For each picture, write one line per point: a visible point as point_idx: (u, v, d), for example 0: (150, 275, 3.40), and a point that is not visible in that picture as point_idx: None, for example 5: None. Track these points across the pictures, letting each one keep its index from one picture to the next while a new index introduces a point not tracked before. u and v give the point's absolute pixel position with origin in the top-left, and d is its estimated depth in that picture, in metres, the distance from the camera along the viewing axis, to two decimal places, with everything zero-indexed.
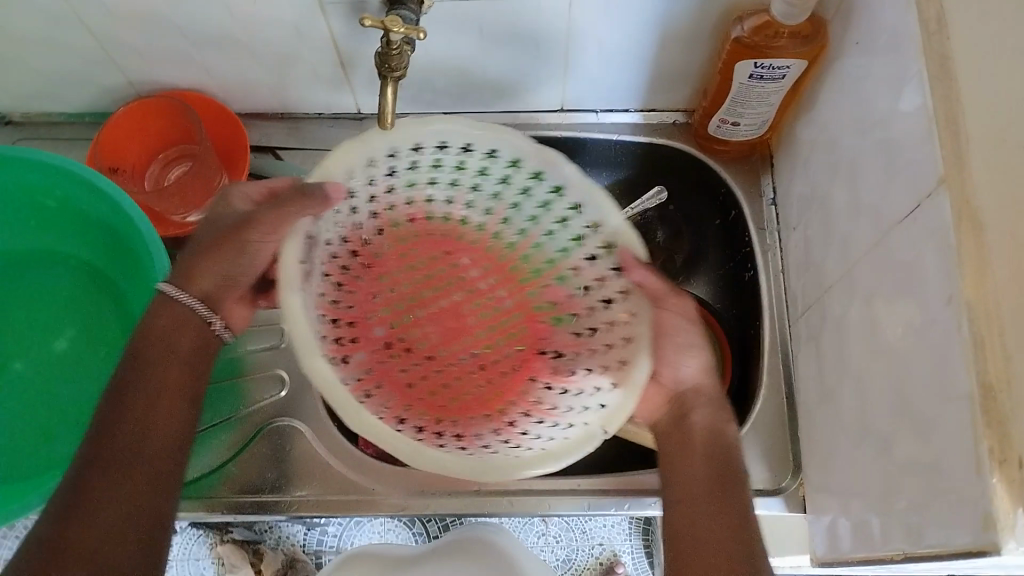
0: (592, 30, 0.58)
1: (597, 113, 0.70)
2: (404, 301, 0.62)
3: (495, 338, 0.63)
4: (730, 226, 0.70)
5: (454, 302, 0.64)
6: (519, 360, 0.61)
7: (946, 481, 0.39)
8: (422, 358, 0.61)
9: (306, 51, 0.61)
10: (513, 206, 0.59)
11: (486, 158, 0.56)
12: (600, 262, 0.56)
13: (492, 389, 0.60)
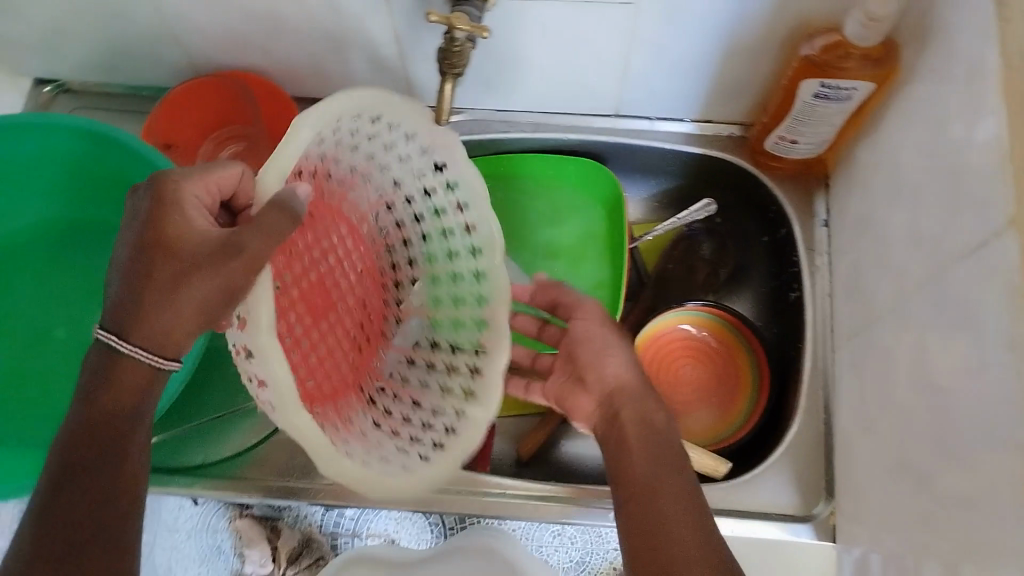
0: (657, 37, 0.57)
1: (651, 121, 0.69)
2: (298, 281, 0.54)
3: (335, 311, 0.57)
4: (778, 244, 0.69)
5: (319, 273, 0.55)
6: (356, 343, 0.56)
7: (1001, 526, 0.38)
8: (295, 341, 0.52)
9: (366, 40, 0.60)
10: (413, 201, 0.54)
11: (414, 151, 0.50)
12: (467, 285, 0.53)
13: (348, 363, 0.54)
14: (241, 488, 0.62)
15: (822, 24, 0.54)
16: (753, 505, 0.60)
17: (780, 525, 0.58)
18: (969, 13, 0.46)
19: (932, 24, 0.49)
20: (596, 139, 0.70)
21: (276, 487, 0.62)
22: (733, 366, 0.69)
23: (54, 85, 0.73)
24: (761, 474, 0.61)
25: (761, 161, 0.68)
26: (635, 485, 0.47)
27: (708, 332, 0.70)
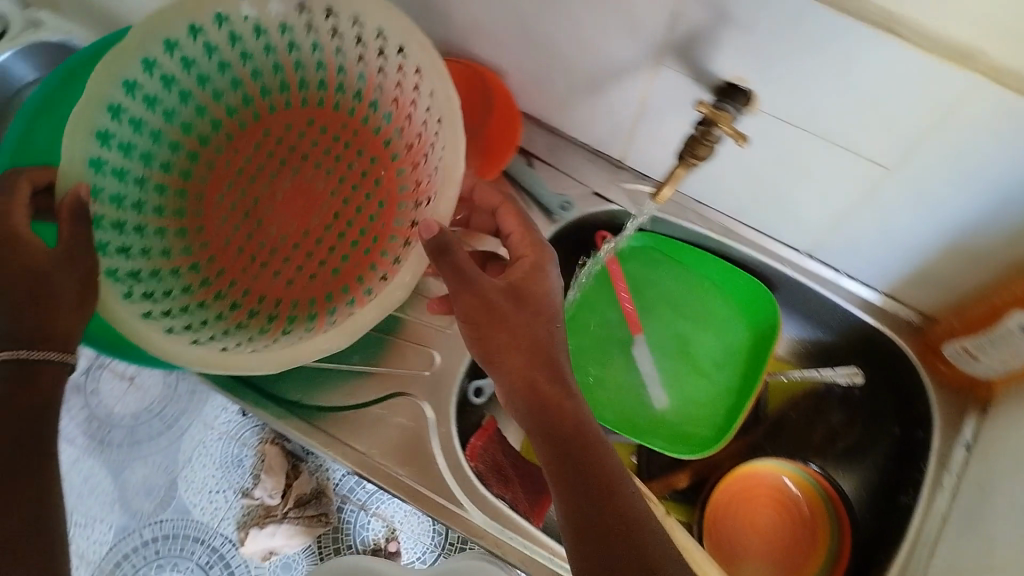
0: (888, 206, 0.57)
1: (838, 273, 0.68)
2: (338, 146, 0.61)
3: (356, 163, 0.60)
4: (908, 444, 0.67)
5: (362, 142, 0.60)
6: (385, 194, 0.59)
7: None
8: (381, 163, 0.60)
9: (614, 91, 0.61)
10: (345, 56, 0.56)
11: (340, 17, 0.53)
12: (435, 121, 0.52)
13: (383, 205, 0.59)
14: (321, 441, 0.63)
15: None
16: None
17: None
18: None
19: None
20: (778, 269, 0.69)
21: (351, 454, 0.63)
22: (811, 536, 0.67)
23: None
24: None
25: (929, 361, 0.65)
26: (568, 485, 0.47)
27: (803, 496, 0.68)
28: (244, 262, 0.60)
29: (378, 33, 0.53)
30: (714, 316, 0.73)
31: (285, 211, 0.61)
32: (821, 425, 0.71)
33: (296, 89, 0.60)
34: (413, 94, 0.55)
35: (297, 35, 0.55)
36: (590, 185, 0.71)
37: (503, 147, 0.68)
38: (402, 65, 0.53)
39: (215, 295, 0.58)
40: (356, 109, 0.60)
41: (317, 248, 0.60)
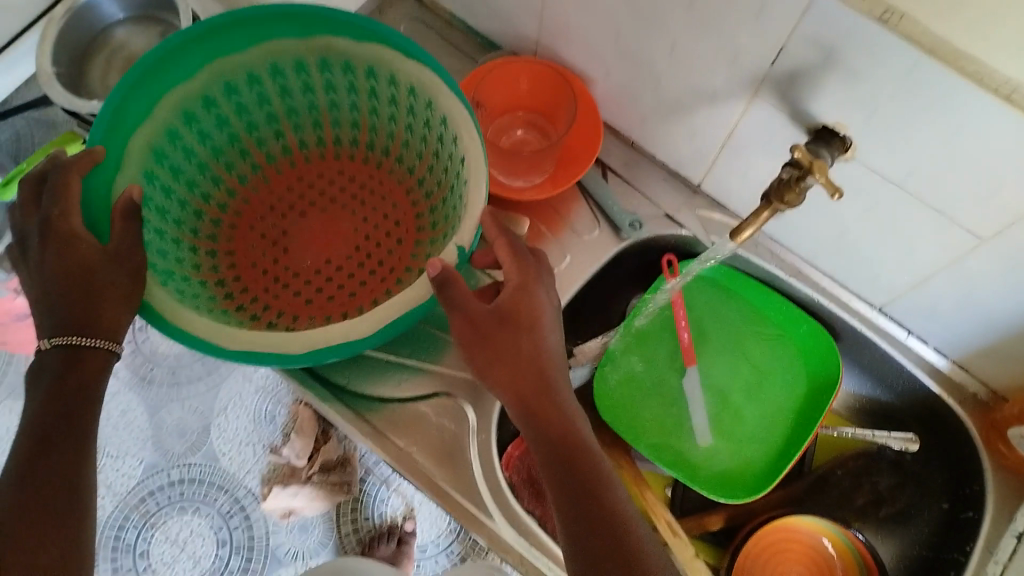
0: (972, 275, 0.54)
1: (908, 334, 0.65)
2: (363, 190, 0.65)
3: (382, 207, 0.64)
4: (954, 521, 0.64)
5: (387, 189, 0.65)
6: (406, 235, 0.63)
7: None
8: (405, 207, 0.64)
9: (702, 118, 0.59)
10: (378, 111, 0.61)
11: (374, 77, 0.58)
12: (456, 167, 0.56)
13: (403, 244, 0.63)
14: (361, 429, 0.63)
15: None
16: None
17: None
18: None
19: None
20: (846, 321, 0.67)
21: (388, 447, 0.63)
22: None
23: None
24: None
25: (991, 440, 0.62)
26: (562, 492, 0.48)
27: (840, 560, 0.66)
28: (268, 282, 0.62)
29: (408, 90, 0.57)
30: (776, 357, 0.70)
31: (309, 246, 0.64)
32: (864, 487, 0.69)
33: (332, 144, 0.65)
34: (437, 150, 0.60)
35: (339, 94, 0.61)
36: (663, 208, 0.68)
37: (583, 155, 0.65)
38: (427, 117, 0.58)
39: (237, 306, 0.60)
40: (382, 164, 0.65)
41: (337, 275, 0.63)
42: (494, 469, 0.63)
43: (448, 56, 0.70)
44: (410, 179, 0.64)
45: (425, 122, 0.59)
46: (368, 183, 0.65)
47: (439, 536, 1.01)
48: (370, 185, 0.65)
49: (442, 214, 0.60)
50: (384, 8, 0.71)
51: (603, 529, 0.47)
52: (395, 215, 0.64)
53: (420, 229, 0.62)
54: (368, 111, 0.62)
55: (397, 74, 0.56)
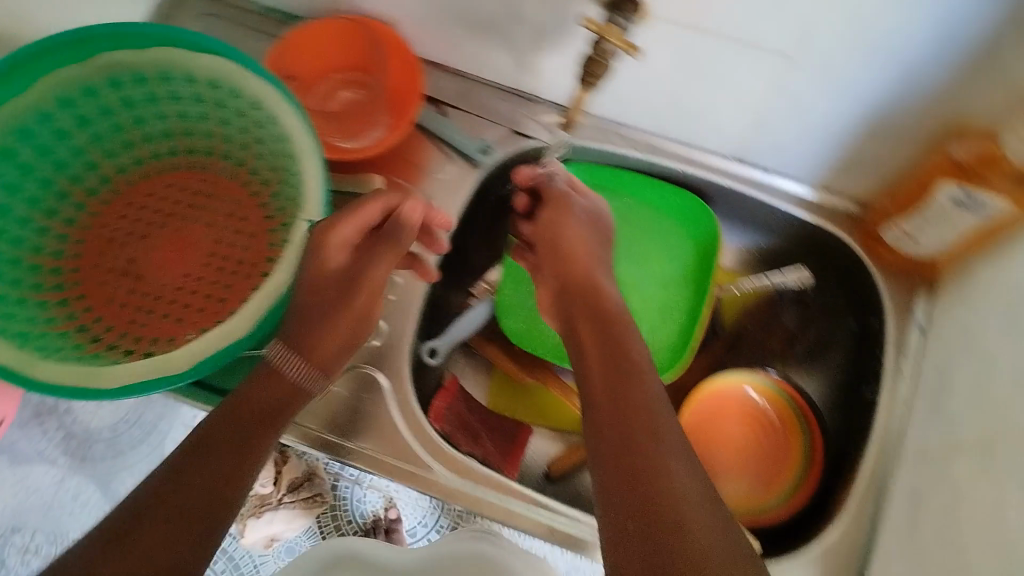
0: (803, 92, 0.55)
1: (769, 174, 0.66)
2: (201, 195, 0.64)
3: (225, 204, 0.64)
4: (865, 334, 0.66)
5: (224, 186, 0.64)
6: (254, 226, 0.62)
7: None
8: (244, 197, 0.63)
9: (508, 23, 0.58)
10: (188, 113, 0.60)
11: (173, 79, 0.56)
12: (282, 145, 0.57)
13: (254, 231, 0.62)
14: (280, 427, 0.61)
15: (979, 129, 0.52)
16: None
17: None
18: None
19: None
20: (703, 176, 0.68)
21: (309, 435, 0.61)
22: (786, 445, 0.66)
23: None
24: (783, 565, 0.57)
25: (872, 248, 0.64)
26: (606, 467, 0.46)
27: (770, 403, 0.67)
28: (131, 313, 0.60)
29: (208, 83, 0.56)
30: (656, 238, 0.72)
31: (167, 265, 0.63)
32: (777, 331, 0.70)
33: (149, 160, 0.63)
34: (255, 135, 0.59)
35: (140, 108, 0.59)
36: (505, 123, 0.67)
37: (409, 91, 0.63)
38: (236, 105, 0.57)
39: (107, 346, 0.56)
40: (208, 166, 0.63)
41: (201, 284, 0.62)
42: (420, 424, 0.62)
43: (253, 41, 0.68)
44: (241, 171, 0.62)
45: (236, 111, 0.58)
46: (202, 188, 0.64)
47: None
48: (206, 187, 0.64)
49: (279, 194, 0.60)
50: (173, 12, 0.69)
51: (649, 454, 0.45)
52: (240, 208, 0.63)
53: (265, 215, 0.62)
54: (178, 116, 0.60)
55: (194, 69, 0.55)
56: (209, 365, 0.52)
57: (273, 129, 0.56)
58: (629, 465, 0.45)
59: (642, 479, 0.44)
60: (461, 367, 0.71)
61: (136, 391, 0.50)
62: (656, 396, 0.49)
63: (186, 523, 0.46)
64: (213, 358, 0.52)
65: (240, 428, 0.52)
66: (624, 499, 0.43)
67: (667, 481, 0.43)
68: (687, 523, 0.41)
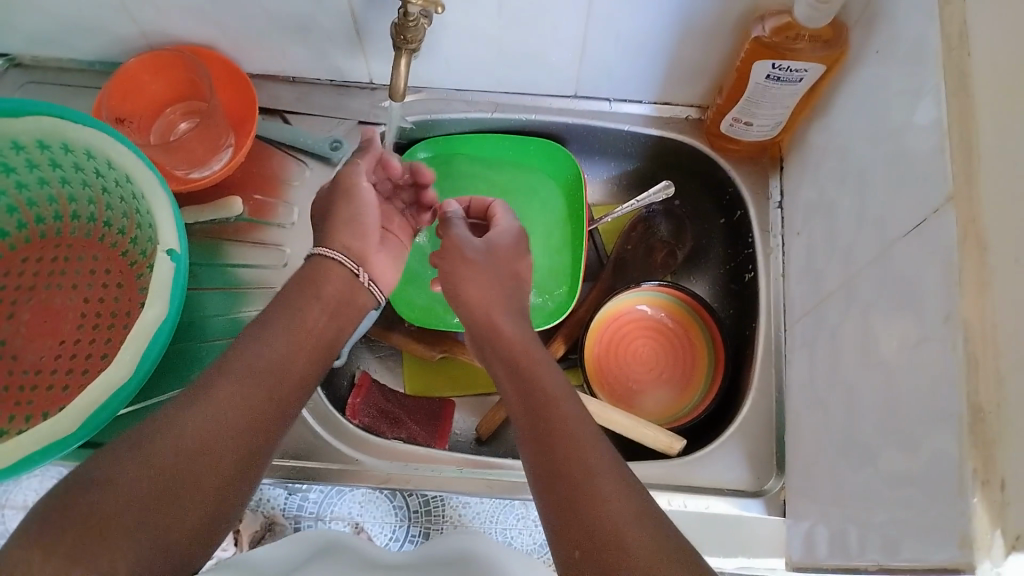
0: (610, 16, 0.57)
1: (610, 103, 0.69)
2: (58, 263, 0.63)
3: (87, 263, 0.63)
4: (734, 226, 0.70)
5: (82, 245, 0.64)
6: (122, 275, 0.63)
7: (926, 496, 0.38)
8: (105, 250, 0.64)
9: (321, 16, 0.60)
10: (26, 183, 0.60)
11: (5, 150, 0.58)
12: (125, 183, 0.59)
13: (124, 281, 0.63)
14: None
15: (773, 7, 0.55)
16: (702, 483, 0.59)
17: (731, 501, 0.58)
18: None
19: (880, 4, 0.50)
20: (556, 120, 0.70)
21: None
22: (689, 347, 0.69)
23: (4, 58, 0.70)
24: (713, 451, 0.60)
25: (718, 144, 0.68)
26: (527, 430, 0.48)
27: (664, 312, 0.70)
28: (16, 394, 0.58)
29: (38, 144, 0.58)
30: (522, 191, 0.74)
31: (40, 339, 0.61)
32: (657, 245, 0.73)
33: (0, 241, 0.62)
34: (97, 185, 0.61)
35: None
36: (352, 116, 0.70)
37: (246, 106, 0.66)
38: (72, 158, 0.59)
39: (0, 433, 0.55)
40: (58, 232, 0.63)
41: (80, 346, 0.61)
42: (340, 423, 0.64)
43: (88, 97, 0.69)
44: (98, 227, 0.64)
45: (73, 164, 0.59)
46: (58, 254, 0.63)
47: (405, 543, 0.66)
48: (62, 253, 0.63)
49: (139, 236, 0.61)
50: None
51: (556, 439, 0.45)
52: (102, 262, 0.63)
53: (131, 262, 0.63)
54: (17, 189, 0.61)
55: (19, 134, 0.57)
56: (103, 417, 0.52)
57: (113, 171, 0.58)
58: (542, 458, 0.45)
59: (555, 467, 0.44)
60: (368, 360, 0.73)
61: (34, 463, 0.50)
62: (555, 383, 0.50)
63: (169, 496, 0.41)
64: (105, 409, 0.52)
65: (266, 409, 0.48)
66: (541, 490, 0.44)
67: (578, 459, 0.44)
68: (602, 495, 0.41)
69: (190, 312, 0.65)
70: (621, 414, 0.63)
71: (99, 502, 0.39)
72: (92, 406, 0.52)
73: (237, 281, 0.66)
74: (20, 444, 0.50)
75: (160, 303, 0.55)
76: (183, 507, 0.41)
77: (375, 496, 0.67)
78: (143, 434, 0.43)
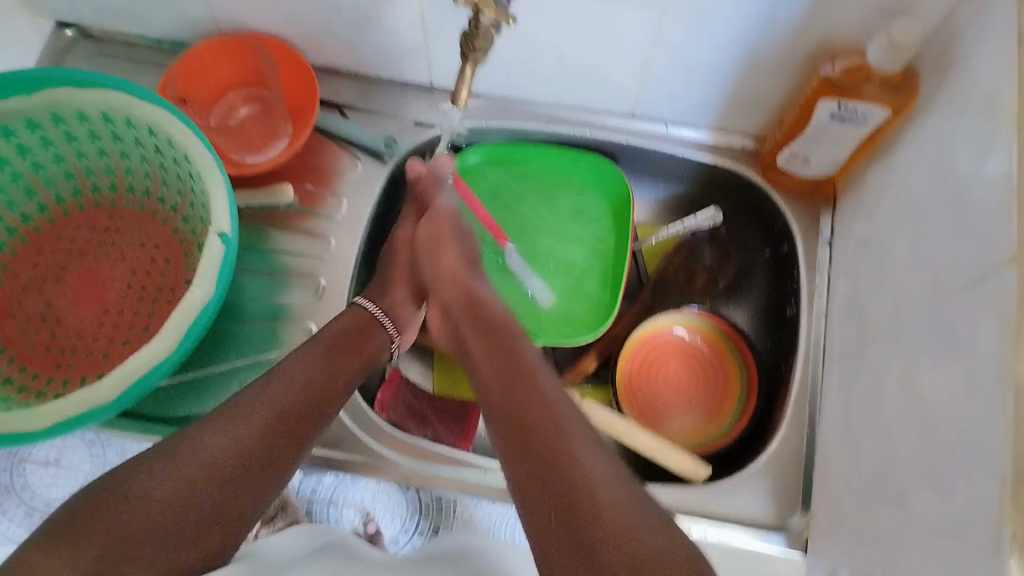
0: (677, 40, 0.58)
1: (666, 125, 0.69)
2: (108, 233, 0.64)
3: (136, 236, 0.64)
4: (779, 259, 0.69)
5: (134, 218, 0.65)
6: (170, 251, 0.64)
7: (958, 553, 0.38)
8: (156, 226, 0.64)
9: (392, 16, 0.60)
10: (86, 152, 0.62)
11: (70, 119, 0.59)
12: (184, 162, 0.59)
13: (171, 257, 0.63)
14: None
15: (846, 46, 0.55)
16: (726, 512, 0.59)
17: (753, 533, 0.58)
18: (991, 50, 0.45)
19: (956, 53, 0.49)
20: (610, 138, 0.70)
21: None
22: (723, 375, 0.69)
23: (75, 29, 0.71)
24: (739, 482, 0.60)
25: (771, 176, 0.68)
26: (526, 464, 0.48)
27: (701, 337, 0.70)
28: (56, 356, 0.60)
29: (101, 117, 0.59)
30: (570, 204, 0.74)
31: (83, 307, 0.62)
32: (699, 272, 0.73)
33: (55, 205, 0.64)
34: (156, 160, 0.61)
35: (36, 153, 0.60)
36: (409, 115, 0.70)
37: (307, 97, 0.65)
38: (134, 133, 0.60)
39: (36, 395, 0.57)
40: (112, 202, 0.65)
41: (122, 316, 0.62)
42: (369, 417, 0.64)
43: (153, 74, 0.71)
44: (151, 201, 0.64)
45: (134, 138, 0.60)
46: (110, 224, 0.65)
47: (415, 537, 0.61)
48: (114, 223, 0.65)
49: (192, 214, 0.62)
50: (60, 59, 0.71)
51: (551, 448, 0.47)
52: (152, 236, 0.64)
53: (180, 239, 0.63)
54: (78, 158, 0.62)
55: (83, 106, 0.58)
56: (140, 390, 0.53)
57: (172, 149, 0.59)
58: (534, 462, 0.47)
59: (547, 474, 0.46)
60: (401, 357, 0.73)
61: (70, 428, 0.51)
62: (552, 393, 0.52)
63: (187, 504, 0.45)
64: (142, 383, 0.53)
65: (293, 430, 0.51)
66: (539, 523, 0.44)
67: (578, 472, 0.45)
68: (605, 507, 0.43)
69: (232, 293, 0.66)
70: (648, 436, 0.63)
71: (136, 505, 0.43)
72: (132, 377, 0.53)
73: (280, 267, 0.67)
74: (59, 408, 0.51)
75: (205, 285, 0.56)
76: (195, 519, 0.45)
77: (389, 485, 0.63)
78: (172, 446, 0.47)
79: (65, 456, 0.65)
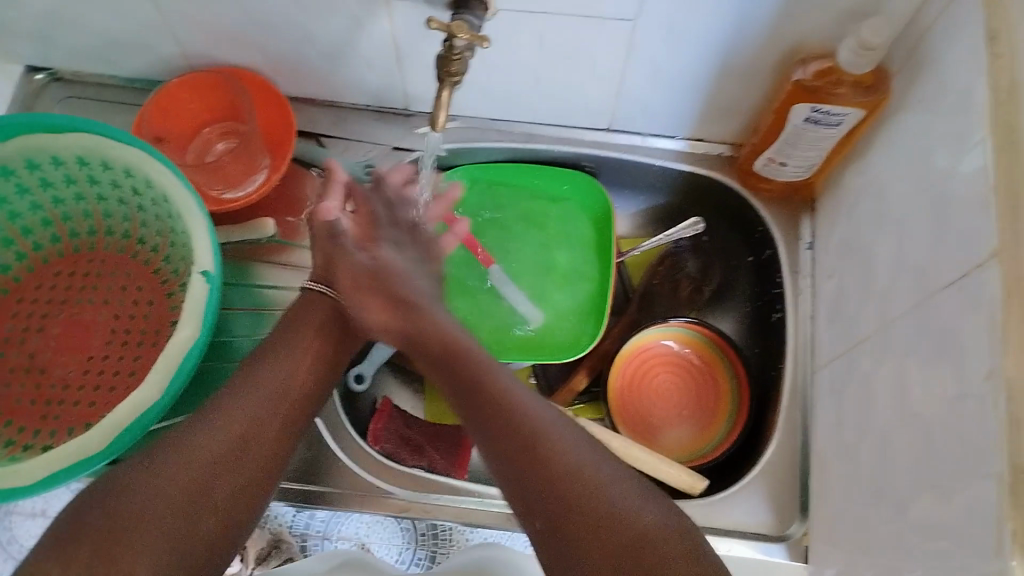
0: (649, 55, 0.58)
1: (643, 136, 0.70)
2: (89, 279, 0.64)
3: (120, 282, 0.64)
4: (763, 265, 0.70)
5: (116, 263, 0.64)
6: (154, 294, 0.63)
7: (959, 550, 0.38)
8: (140, 269, 0.64)
9: (365, 44, 0.60)
10: (63, 198, 0.61)
11: (47, 165, 0.58)
12: (165, 204, 0.59)
13: (157, 300, 0.63)
14: None
15: (816, 50, 0.55)
16: (727, 523, 0.59)
17: (753, 544, 0.58)
18: (961, 49, 0.46)
19: (927, 52, 0.50)
20: (589, 153, 0.71)
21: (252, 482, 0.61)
22: (712, 385, 0.69)
23: (46, 72, 0.71)
24: (735, 493, 0.60)
25: (750, 182, 0.68)
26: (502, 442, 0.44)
27: (690, 349, 0.70)
28: (41, 408, 0.58)
29: (78, 161, 0.58)
30: (551, 221, 0.74)
31: (67, 354, 0.61)
32: (683, 280, 0.74)
33: (33, 253, 0.62)
34: (135, 202, 0.61)
35: (14, 203, 0.59)
36: (387, 141, 0.70)
37: (285, 130, 0.66)
38: (112, 176, 0.59)
39: (23, 448, 0.55)
40: (91, 248, 0.64)
41: (108, 363, 0.61)
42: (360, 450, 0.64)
43: (128, 113, 0.70)
44: (132, 243, 0.64)
45: (112, 181, 0.60)
46: (90, 269, 0.64)
47: (411, 566, 0.66)
48: (95, 267, 0.64)
49: (175, 256, 0.61)
50: (31, 103, 0.71)
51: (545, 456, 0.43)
52: (134, 280, 0.64)
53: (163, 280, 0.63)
54: (55, 204, 0.61)
55: (60, 151, 0.57)
56: (132, 437, 0.52)
57: (153, 191, 0.59)
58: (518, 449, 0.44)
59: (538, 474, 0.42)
60: (392, 386, 0.73)
61: (61, 480, 0.50)
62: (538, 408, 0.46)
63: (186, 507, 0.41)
64: (133, 429, 0.52)
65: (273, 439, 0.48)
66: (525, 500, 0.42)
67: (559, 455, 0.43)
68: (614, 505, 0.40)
69: (218, 334, 0.65)
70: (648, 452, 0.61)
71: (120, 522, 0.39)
72: (124, 424, 0.52)
73: (265, 303, 0.66)
74: (48, 460, 0.50)
75: (192, 320, 0.56)
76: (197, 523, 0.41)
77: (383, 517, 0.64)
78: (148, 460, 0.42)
79: (51, 506, 0.66)
